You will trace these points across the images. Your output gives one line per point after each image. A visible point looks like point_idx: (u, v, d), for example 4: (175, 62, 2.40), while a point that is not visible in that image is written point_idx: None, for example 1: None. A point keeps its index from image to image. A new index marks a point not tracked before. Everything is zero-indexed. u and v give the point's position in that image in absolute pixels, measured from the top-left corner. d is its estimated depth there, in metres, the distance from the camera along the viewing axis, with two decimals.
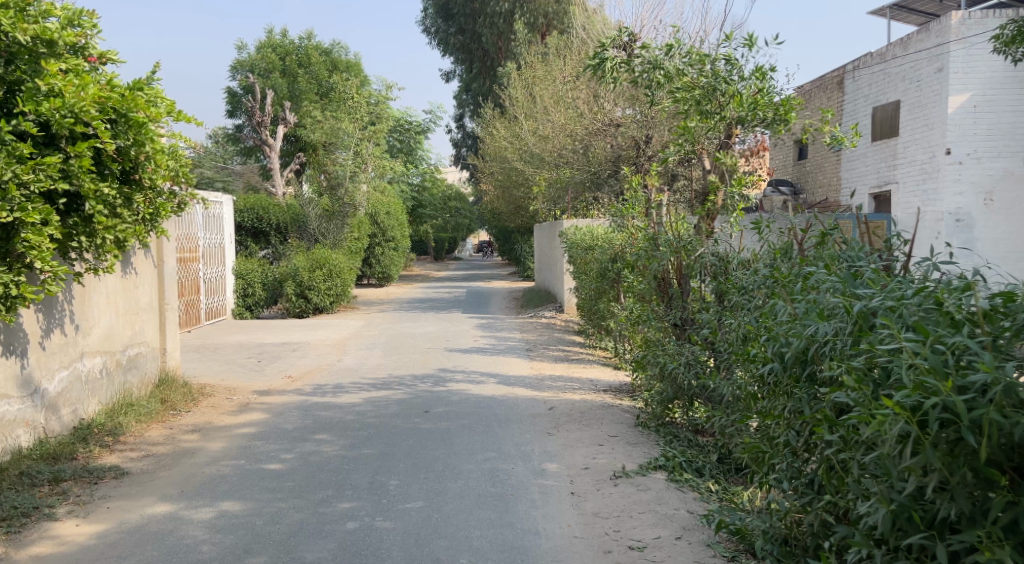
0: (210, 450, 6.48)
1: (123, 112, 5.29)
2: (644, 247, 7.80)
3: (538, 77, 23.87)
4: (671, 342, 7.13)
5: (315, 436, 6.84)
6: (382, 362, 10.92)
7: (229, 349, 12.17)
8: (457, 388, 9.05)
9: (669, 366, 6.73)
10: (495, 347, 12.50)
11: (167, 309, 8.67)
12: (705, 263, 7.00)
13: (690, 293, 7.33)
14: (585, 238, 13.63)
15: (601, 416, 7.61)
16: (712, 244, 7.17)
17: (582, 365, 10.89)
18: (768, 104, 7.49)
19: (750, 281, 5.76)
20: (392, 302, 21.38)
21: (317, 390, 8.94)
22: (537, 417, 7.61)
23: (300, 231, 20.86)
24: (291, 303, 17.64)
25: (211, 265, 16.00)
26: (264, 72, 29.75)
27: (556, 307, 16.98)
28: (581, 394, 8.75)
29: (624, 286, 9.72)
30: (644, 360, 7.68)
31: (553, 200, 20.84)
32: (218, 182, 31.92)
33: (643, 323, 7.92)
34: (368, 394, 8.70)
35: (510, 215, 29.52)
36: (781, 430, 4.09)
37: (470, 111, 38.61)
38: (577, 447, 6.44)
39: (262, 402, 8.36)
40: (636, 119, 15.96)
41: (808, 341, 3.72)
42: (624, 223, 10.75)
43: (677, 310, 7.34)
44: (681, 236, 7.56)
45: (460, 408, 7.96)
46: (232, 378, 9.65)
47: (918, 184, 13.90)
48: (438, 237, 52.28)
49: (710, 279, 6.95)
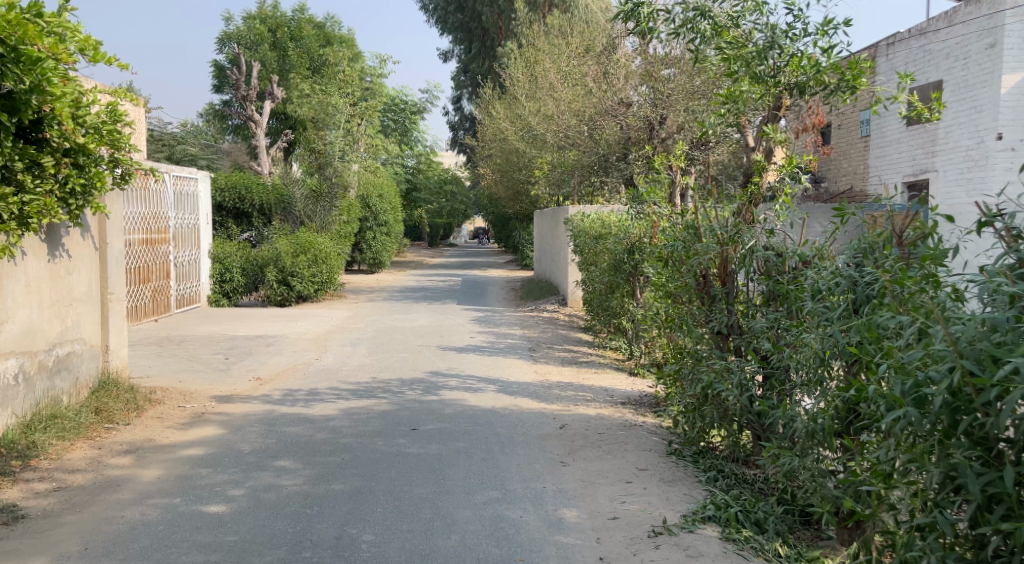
0: (141, 480, 5.16)
1: (11, 43, 4.40)
2: (682, 236, 6.46)
3: (542, 53, 22.46)
4: (714, 355, 5.85)
5: (276, 463, 5.53)
6: (365, 362, 9.61)
7: (195, 344, 10.86)
8: (451, 398, 7.75)
9: (716, 387, 5.42)
10: (493, 345, 11.22)
11: (112, 301, 7.34)
12: (758, 258, 5.74)
13: (740, 294, 6.00)
14: (595, 224, 12.29)
15: (624, 438, 6.34)
16: (767, 235, 5.86)
17: (593, 369, 9.59)
18: (830, 67, 6.19)
19: (831, 281, 4.49)
20: (383, 290, 20.07)
21: (287, 398, 7.64)
22: (549, 439, 6.34)
23: (285, 212, 19.51)
24: (272, 290, 16.27)
25: (183, 248, 14.65)
26: (252, 44, 28.35)
27: (558, 301, 15.69)
28: (596, 407, 7.49)
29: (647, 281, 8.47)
30: (678, 374, 6.37)
31: (556, 186, 19.53)
32: (201, 161, 30.54)
33: (675, 329, 6.60)
34: (347, 404, 7.40)
35: (507, 200, 28.18)
36: (921, 507, 2.92)
37: (468, 92, 37.14)
38: (600, 486, 5.20)
39: (220, 413, 7.05)
40: (650, 97, 14.68)
41: (998, 390, 2.53)
42: (646, 207, 9.40)
43: (722, 315, 5.98)
44: (727, 223, 6.22)
45: (454, 425, 6.67)
46: (191, 380, 8.34)
47: (962, 172, 12.67)
48: (433, 222, 50.87)
49: (763, 278, 5.70)
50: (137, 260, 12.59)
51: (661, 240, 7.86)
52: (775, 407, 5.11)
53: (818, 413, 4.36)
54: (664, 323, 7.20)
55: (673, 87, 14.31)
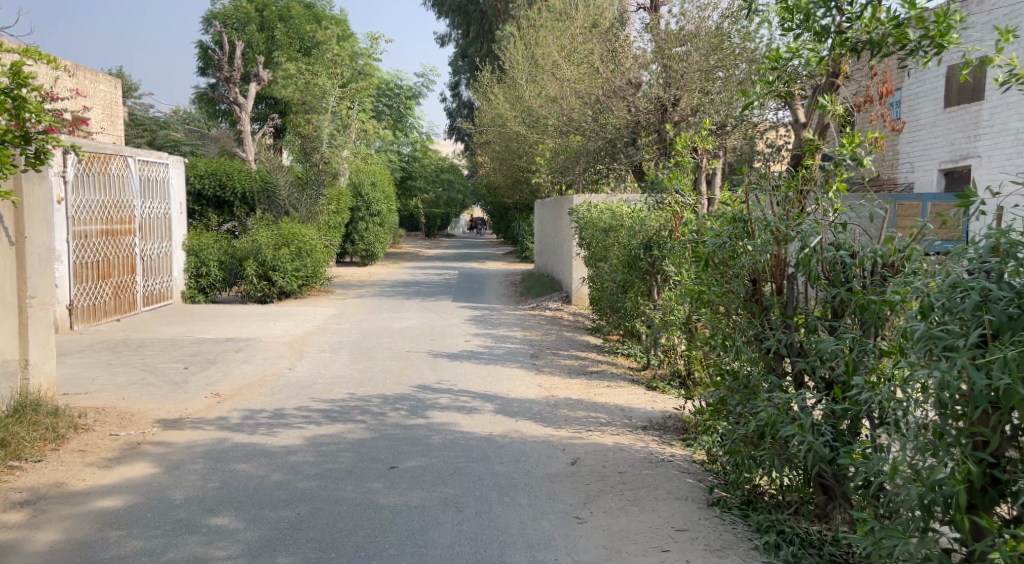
0: (27, 551, 3.96)
1: None
2: (724, 230, 5.13)
3: (543, 33, 21.20)
4: (770, 382, 4.59)
5: (210, 521, 4.32)
6: (344, 373, 8.39)
7: (155, 349, 9.63)
8: (441, 421, 6.52)
9: (779, 428, 4.20)
10: (491, 350, 10.03)
11: (33, 305, 6.09)
12: (828, 259, 4.47)
13: (804, 304, 4.73)
14: (604, 215, 11.03)
15: (651, 481, 5.11)
16: (835, 230, 4.61)
17: (604, 381, 8.36)
18: (912, 21, 4.91)
19: (954, 295, 3.26)
20: (375, 284, 18.81)
21: (246, 421, 6.44)
22: (558, 480, 5.14)
23: (269, 202, 18.02)
24: (252, 285, 15.01)
25: (153, 240, 13.42)
26: (239, 24, 27.07)
27: (561, 297, 14.49)
28: (612, 434, 6.27)
29: (681, 283, 7.24)
30: (720, 402, 5.11)
31: (558, 173, 18.30)
32: (184, 146, 29.23)
33: (718, 348, 5.34)
34: (316, 431, 6.19)
35: (506, 190, 26.90)
36: None
37: (466, 77, 35.75)
38: (627, 557, 4.02)
39: (160, 443, 5.83)
40: (661, 76, 13.44)
41: None
42: (668, 197, 8.21)
43: (779, 332, 4.70)
44: (785, 214, 4.94)
45: (442, 461, 5.45)
46: (136, 398, 7.12)
47: (1008, 157, 11.47)
48: (430, 211, 49.44)
49: (836, 286, 4.45)
50: (95, 253, 11.38)
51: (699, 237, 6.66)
52: (862, 458, 3.89)
53: (942, 480, 3.16)
54: (706, 339, 5.96)
55: (686, 65, 13.06)
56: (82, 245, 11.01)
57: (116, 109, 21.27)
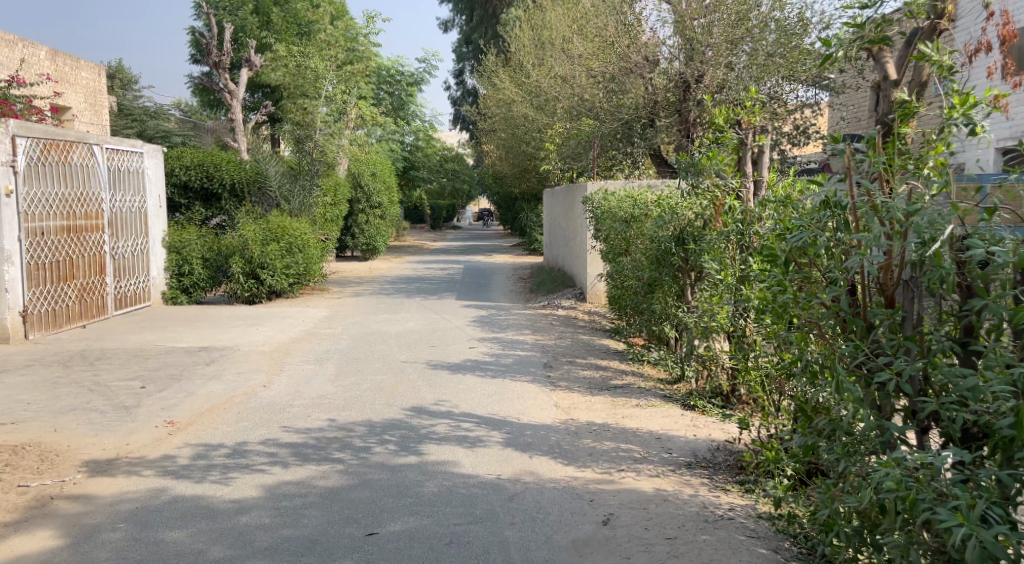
0: None
1: None
2: (814, 220, 3.69)
3: (551, 12, 19.89)
4: (890, 435, 3.22)
5: None
6: (327, 392, 7.13)
7: (113, 363, 8.41)
8: (437, 460, 5.26)
9: (920, 511, 2.80)
10: (498, 359, 8.76)
11: None
12: (981, 260, 3.06)
13: (929, 321, 3.38)
14: (625, 203, 9.76)
15: (711, 556, 3.83)
16: (982, 217, 3.20)
17: (633, 399, 7.09)
18: None
19: None
20: (374, 281, 17.58)
21: (195, 463, 5.19)
22: (588, 554, 3.88)
23: (259, 195, 16.79)
24: (239, 284, 13.78)
25: (125, 236, 12.18)
26: (233, 9, 25.85)
27: (575, 294, 13.23)
28: (650, 477, 5.00)
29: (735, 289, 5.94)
30: (810, 452, 3.74)
31: (570, 159, 17.01)
32: (175, 137, 27.95)
33: (799, 378, 3.96)
34: (279, 477, 4.93)
35: (514, 179, 25.63)
36: None
37: (471, 64, 34.53)
38: None
39: (81, 496, 4.61)
40: (682, 50, 12.10)
41: None
42: (706, 181, 6.91)
43: (899, 360, 3.31)
44: (897, 192, 3.52)
45: (435, 524, 4.20)
46: (71, 430, 5.89)
47: None
48: (435, 203, 48.44)
49: (993, 300, 3.05)
50: (53, 253, 10.15)
51: (763, 230, 5.33)
52: None
53: None
54: (778, 360, 4.61)
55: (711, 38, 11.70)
56: (36, 244, 9.79)
57: (99, 98, 20.09)
